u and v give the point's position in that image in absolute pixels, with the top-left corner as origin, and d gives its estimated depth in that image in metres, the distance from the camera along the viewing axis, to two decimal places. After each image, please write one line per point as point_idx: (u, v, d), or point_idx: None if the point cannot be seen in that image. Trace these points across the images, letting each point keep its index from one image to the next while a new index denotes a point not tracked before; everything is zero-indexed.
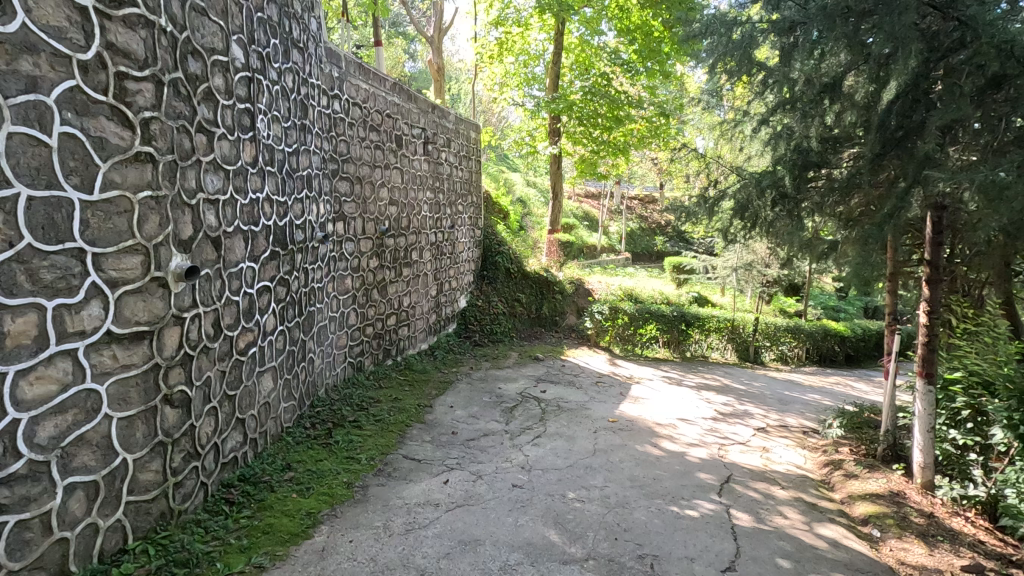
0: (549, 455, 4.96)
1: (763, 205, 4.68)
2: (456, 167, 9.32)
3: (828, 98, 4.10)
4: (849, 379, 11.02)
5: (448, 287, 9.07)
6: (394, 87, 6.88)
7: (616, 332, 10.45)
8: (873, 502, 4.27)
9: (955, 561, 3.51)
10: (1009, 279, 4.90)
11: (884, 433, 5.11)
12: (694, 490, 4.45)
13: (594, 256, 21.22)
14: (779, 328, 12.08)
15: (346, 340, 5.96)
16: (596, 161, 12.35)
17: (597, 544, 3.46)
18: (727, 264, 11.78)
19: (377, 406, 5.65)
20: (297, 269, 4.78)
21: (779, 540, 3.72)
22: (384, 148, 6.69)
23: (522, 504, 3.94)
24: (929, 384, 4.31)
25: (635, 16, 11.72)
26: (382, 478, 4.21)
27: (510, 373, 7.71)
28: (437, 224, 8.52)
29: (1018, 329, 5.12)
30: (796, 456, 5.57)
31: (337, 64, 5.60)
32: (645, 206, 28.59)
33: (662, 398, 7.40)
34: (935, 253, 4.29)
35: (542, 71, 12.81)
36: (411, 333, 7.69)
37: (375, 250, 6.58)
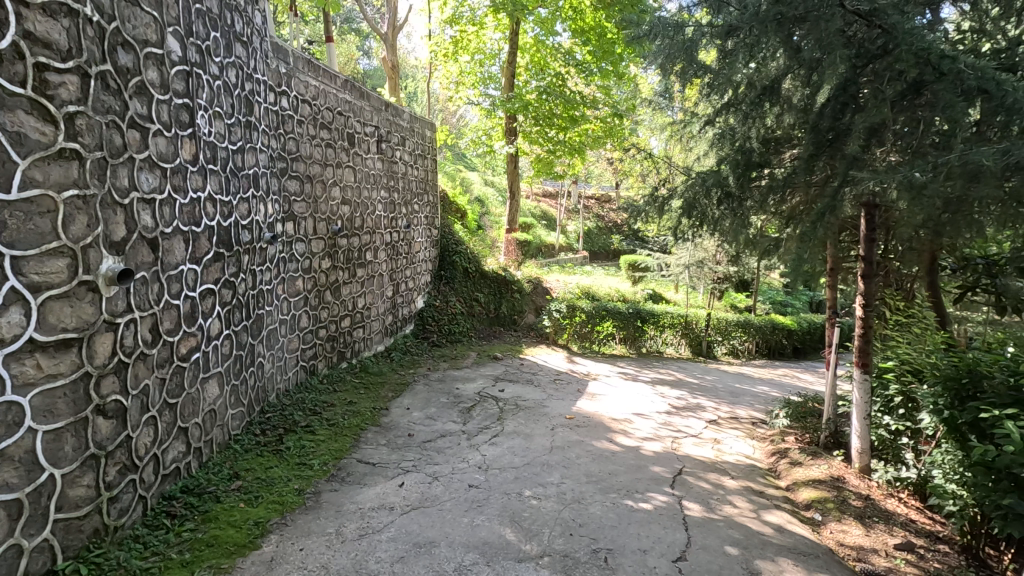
0: (506, 454, 4.96)
1: (709, 204, 4.83)
2: (411, 167, 9.21)
3: (766, 100, 4.26)
4: (796, 371, 11.47)
5: (405, 288, 8.96)
6: (345, 84, 6.74)
7: (573, 330, 10.57)
8: (815, 488, 4.47)
9: (889, 539, 3.70)
10: (935, 273, 5.21)
11: (826, 421, 5.35)
12: (648, 483, 4.54)
13: (552, 255, 21.42)
14: (730, 323, 12.48)
15: (298, 343, 5.81)
16: (552, 160, 12.45)
17: (552, 540, 3.49)
18: (680, 262, 12.09)
19: (331, 411, 5.53)
20: (243, 271, 4.62)
21: (728, 529, 3.85)
22: (335, 147, 6.54)
23: (479, 504, 3.93)
24: (865, 373, 4.55)
25: (589, 17, 11.86)
26: (335, 483, 4.12)
27: (468, 373, 7.68)
28: (392, 223, 8.40)
29: (944, 319, 5.46)
30: (746, 446, 5.76)
31: (284, 59, 5.42)
32: (601, 205, 29.07)
33: (618, 393, 7.51)
34: (869, 249, 4.52)
35: (498, 71, 12.81)
36: (366, 334, 7.56)
37: (327, 251, 6.42)
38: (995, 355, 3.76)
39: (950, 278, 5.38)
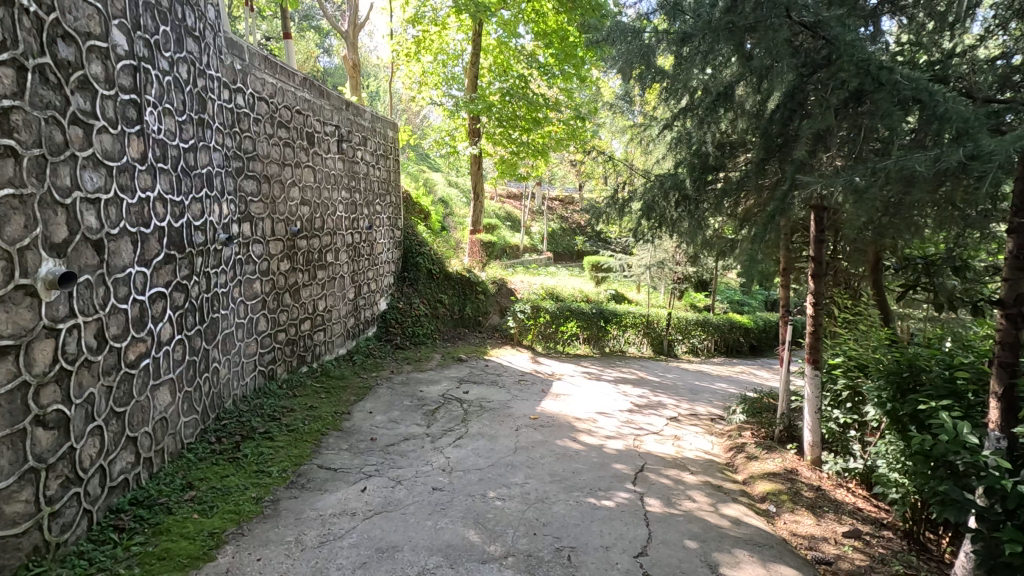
0: (470, 455, 4.95)
1: (667, 207, 4.95)
2: (373, 167, 9.09)
3: (721, 106, 4.38)
4: (753, 368, 11.86)
5: (367, 289, 8.83)
6: (304, 82, 6.60)
7: (538, 330, 10.65)
8: (770, 480, 4.63)
9: (837, 528, 3.87)
10: (878, 273, 5.48)
11: (780, 416, 5.55)
12: (610, 480, 4.61)
13: (516, 256, 21.51)
14: (690, 322, 12.80)
15: (255, 347, 5.65)
16: (516, 161, 12.51)
17: (516, 540, 3.50)
18: (641, 262, 12.32)
19: (290, 416, 5.40)
20: (197, 273, 4.46)
21: (687, 523, 3.94)
22: (294, 146, 6.39)
23: (442, 506, 3.91)
24: (815, 369, 4.74)
25: (552, 20, 11.94)
26: (294, 490, 4.03)
27: (433, 376, 7.63)
28: (354, 224, 8.26)
29: (887, 316, 5.74)
30: (705, 442, 5.92)
31: (239, 55, 5.27)
32: (565, 206, 29.34)
33: (582, 393, 7.60)
34: (819, 249, 4.70)
35: (461, 71, 12.77)
36: (327, 337, 7.41)
37: (286, 253, 6.27)
38: (933, 350, 3.98)
39: (893, 277, 5.67)
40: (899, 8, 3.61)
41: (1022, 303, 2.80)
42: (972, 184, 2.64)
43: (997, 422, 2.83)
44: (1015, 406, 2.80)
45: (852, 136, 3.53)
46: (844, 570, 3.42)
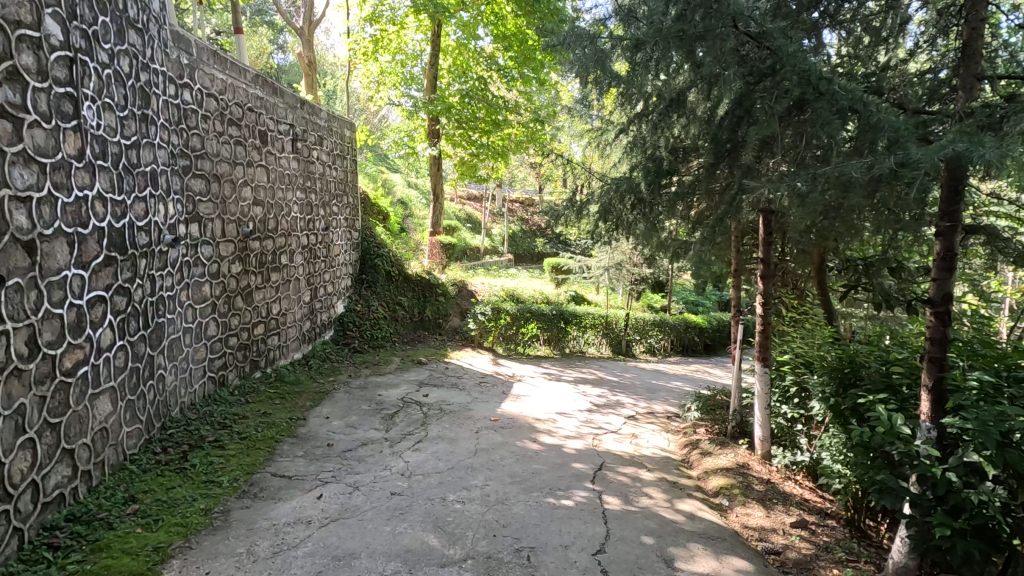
0: (429, 459, 4.91)
1: (624, 209, 5.06)
2: (329, 167, 8.90)
3: (674, 112, 4.50)
4: (707, 366, 12.23)
5: (323, 292, 8.63)
6: (256, 79, 6.41)
7: (498, 332, 10.68)
8: (723, 475, 4.78)
9: (786, 519, 4.02)
10: (822, 273, 5.75)
11: (733, 413, 5.74)
12: (570, 480, 4.65)
13: (477, 258, 21.48)
14: (648, 322, 13.11)
15: (204, 352, 5.43)
16: (476, 163, 12.50)
17: (476, 543, 3.49)
18: (600, 263, 12.51)
19: (242, 424, 5.21)
20: (140, 276, 4.26)
21: (644, 519, 4.03)
22: (246, 144, 6.19)
23: (401, 511, 3.87)
24: (764, 366, 4.92)
25: (511, 24, 12.00)
26: (246, 500, 3.89)
27: (392, 379, 7.53)
28: (310, 225, 8.08)
29: (831, 315, 6.02)
30: (661, 439, 6.06)
31: (185, 49, 5.06)
32: (526, 208, 29.52)
33: (543, 394, 7.65)
34: (767, 252, 4.88)
35: (420, 72, 12.67)
36: (282, 342, 7.20)
37: (238, 254, 6.07)
38: (872, 347, 4.19)
39: (836, 278, 5.96)
40: (838, 22, 3.79)
41: (949, 301, 2.99)
42: (904, 189, 2.80)
43: (928, 413, 3.01)
44: (944, 399, 2.99)
45: (796, 143, 3.70)
46: (791, 559, 3.56)
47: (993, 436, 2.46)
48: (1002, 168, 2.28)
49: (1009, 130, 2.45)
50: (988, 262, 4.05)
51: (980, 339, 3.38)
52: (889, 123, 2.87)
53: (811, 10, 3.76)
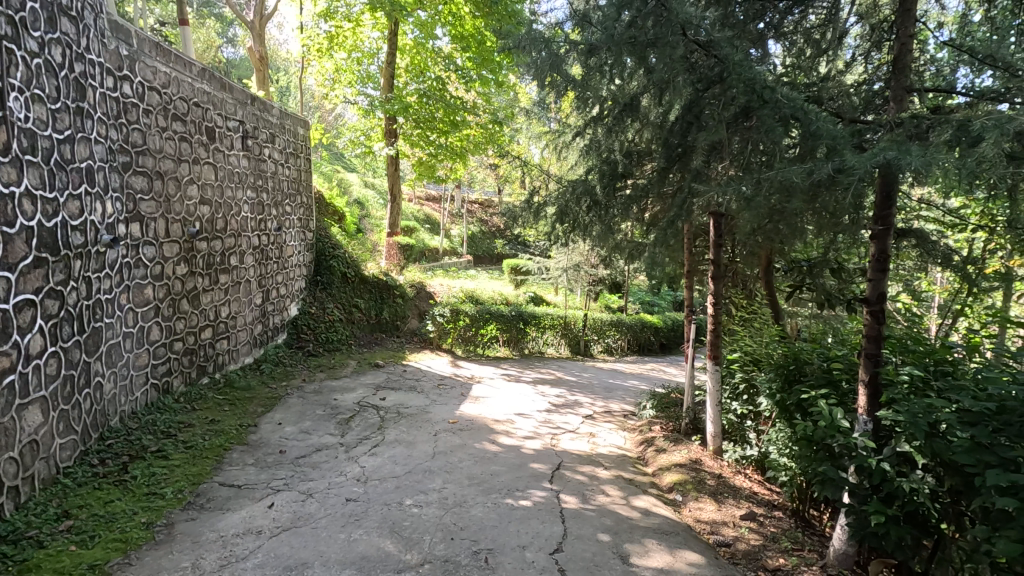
0: (386, 463, 4.84)
1: (580, 211, 5.12)
2: (282, 166, 8.65)
3: (628, 116, 4.59)
4: (662, 365, 12.55)
5: (276, 294, 8.37)
6: (202, 73, 6.17)
7: (457, 333, 10.63)
8: (677, 471, 4.91)
9: (735, 511, 4.15)
10: (770, 274, 5.98)
11: (686, 410, 5.90)
12: (527, 480, 4.67)
13: (436, 259, 21.31)
14: (605, 322, 13.35)
15: (147, 358, 5.17)
16: (434, 164, 12.39)
17: (433, 547, 3.46)
18: (559, 265, 12.62)
19: (187, 432, 4.99)
20: (75, 279, 4.02)
21: (601, 517, 4.09)
22: (192, 141, 5.94)
23: (357, 517, 3.79)
24: (715, 364, 5.07)
25: (469, 24, 11.95)
26: (191, 512, 3.73)
27: (348, 383, 7.38)
28: (261, 225, 7.83)
29: (778, 314, 6.27)
30: (618, 438, 6.17)
31: (125, 40, 4.81)
32: (485, 209, 29.52)
33: (502, 395, 7.65)
34: (718, 253, 5.03)
35: (377, 70, 12.47)
36: (231, 346, 6.94)
37: (183, 255, 5.81)
38: (814, 345, 4.38)
39: (782, 279, 6.21)
40: (782, 34, 3.94)
41: (882, 300, 3.17)
42: (841, 194, 2.95)
43: (865, 406, 3.17)
44: (878, 392, 3.16)
45: (742, 149, 3.83)
46: (740, 550, 3.68)
47: (922, 426, 2.61)
48: (930, 174, 2.42)
49: (934, 139, 2.61)
50: (918, 263, 4.31)
51: (911, 335, 3.58)
52: (827, 131, 3.01)
53: (757, 20, 3.88)
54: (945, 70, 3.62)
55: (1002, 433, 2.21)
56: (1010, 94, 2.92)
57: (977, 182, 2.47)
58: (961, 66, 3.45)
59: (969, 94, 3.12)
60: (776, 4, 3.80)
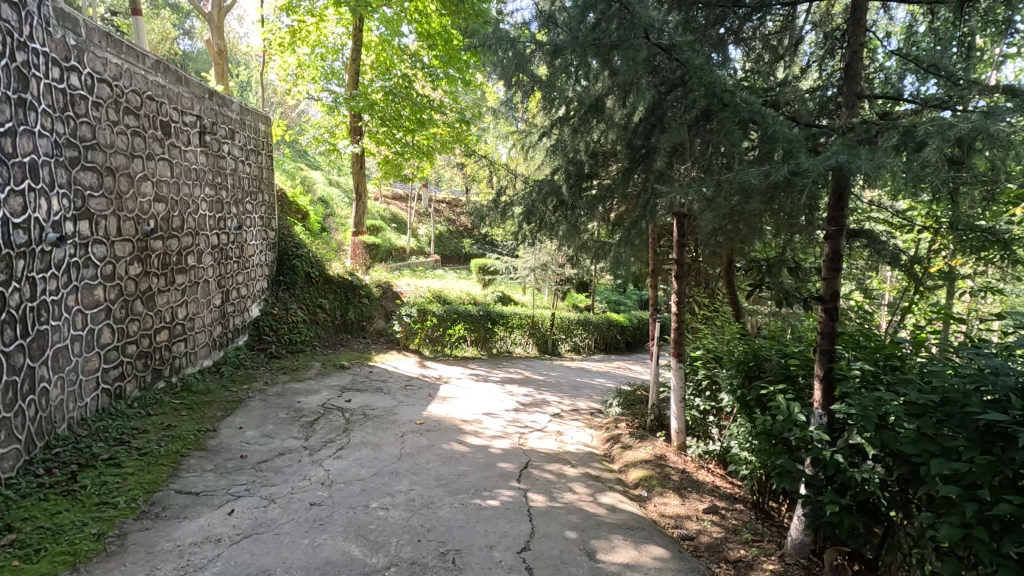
0: (352, 466, 4.76)
1: (546, 211, 5.15)
2: (242, 162, 8.41)
3: (593, 117, 4.64)
4: (628, 363, 12.75)
5: (237, 295, 8.14)
6: (156, 65, 5.94)
7: (425, 334, 10.56)
8: (642, 467, 4.99)
9: (699, 505, 4.25)
10: (731, 274, 6.14)
11: (652, 407, 6.00)
12: (495, 479, 4.67)
13: (403, 258, 21.10)
14: (572, 321, 13.48)
15: (97, 362, 4.95)
16: (400, 162, 12.27)
17: (400, 549, 3.42)
18: (527, 265, 12.68)
19: (142, 438, 4.80)
20: (17, 279, 3.81)
21: (568, 514, 4.12)
22: (145, 136, 5.71)
23: (321, 522, 3.71)
24: (679, 361, 5.18)
25: (436, 22, 11.85)
26: (146, 521, 3.59)
27: (312, 385, 7.24)
28: (220, 224, 7.60)
29: (738, 312, 6.44)
30: (585, 436, 6.23)
31: (72, 29, 4.59)
32: (453, 209, 29.40)
33: (470, 395, 7.63)
34: (681, 253, 5.14)
35: (341, 66, 12.27)
36: (189, 349, 6.70)
37: (137, 255, 5.59)
38: (773, 342, 4.52)
39: (742, 278, 6.38)
40: (742, 39, 4.03)
41: (836, 298, 3.30)
42: (796, 196, 3.05)
43: (820, 400, 3.29)
44: (833, 386, 3.27)
45: (703, 151, 3.92)
46: (703, 543, 3.77)
47: (872, 418, 2.73)
48: (879, 177, 2.53)
49: (882, 144, 2.73)
50: (869, 263, 4.49)
51: (863, 331, 3.73)
52: (784, 134, 3.11)
53: (718, 25, 3.96)
54: (893, 78, 3.78)
55: (944, 424, 2.32)
56: (951, 102, 3.08)
57: (922, 185, 2.58)
58: (908, 74, 3.61)
59: (915, 101, 3.26)
60: (736, 9, 3.88)
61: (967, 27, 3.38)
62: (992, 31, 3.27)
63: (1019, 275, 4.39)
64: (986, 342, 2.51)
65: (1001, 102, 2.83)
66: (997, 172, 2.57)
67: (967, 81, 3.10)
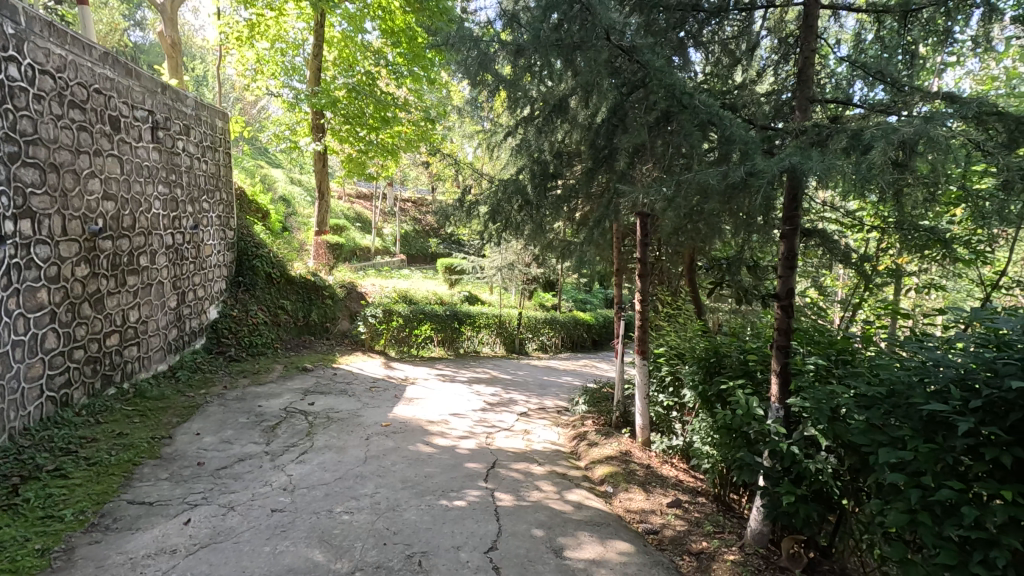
0: (315, 470, 4.67)
1: (511, 210, 5.17)
2: (198, 159, 8.12)
3: (557, 117, 4.67)
4: (595, 361, 12.90)
5: (193, 296, 7.86)
6: (104, 57, 5.68)
7: (390, 334, 10.43)
8: (608, 464, 5.05)
9: (663, 499, 4.33)
10: (692, 272, 6.28)
11: (617, 404, 6.09)
12: (462, 480, 4.65)
13: (368, 258, 20.81)
14: (539, 320, 13.56)
15: (41, 369, 4.69)
16: (364, 161, 12.09)
17: (365, 553, 3.37)
18: (493, 264, 12.67)
19: (91, 448, 4.58)
20: None
21: (535, 513, 4.14)
22: (92, 130, 5.46)
23: (283, 528, 3.63)
24: (642, 358, 5.26)
25: (400, 19, 11.68)
26: (95, 534, 3.43)
27: (274, 389, 7.06)
28: (175, 223, 7.33)
29: (700, 309, 6.59)
30: (551, 434, 6.27)
31: (12, 17, 4.34)
32: (419, 208, 29.17)
33: (436, 396, 7.57)
34: (644, 252, 5.22)
35: (302, 62, 12.00)
36: (142, 353, 6.43)
37: (84, 256, 5.33)
38: (732, 338, 4.64)
39: (703, 276, 6.54)
40: (701, 43, 4.10)
41: (791, 295, 3.41)
42: (752, 197, 3.15)
43: (777, 394, 3.39)
44: (789, 380, 3.38)
45: (663, 152, 4.00)
46: (667, 537, 3.84)
47: (824, 410, 2.83)
48: (829, 178, 2.63)
49: (832, 146, 2.83)
50: (822, 261, 4.66)
51: (817, 327, 3.86)
52: (740, 136, 3.18)
53: (679, 29, 4.03)
54: (843, 84, 3.92)
55: (891, 414, 2.42)
56: (896, 108, 3.21)
57: (870, 186, 2.70)
58: (858, 81, 3.75)
59: (864, 106, 3.40)
60: (695, 13, 3.93)
61: (911, 36, 3.50)
62: (933, 40, 3.43)
63: (959, 272, 4.65)
64: (929, 335, 2.64)
65: (941, 108, 2.95)
66: (937, 174, 2.71)
67: (910, 87, 3.24)
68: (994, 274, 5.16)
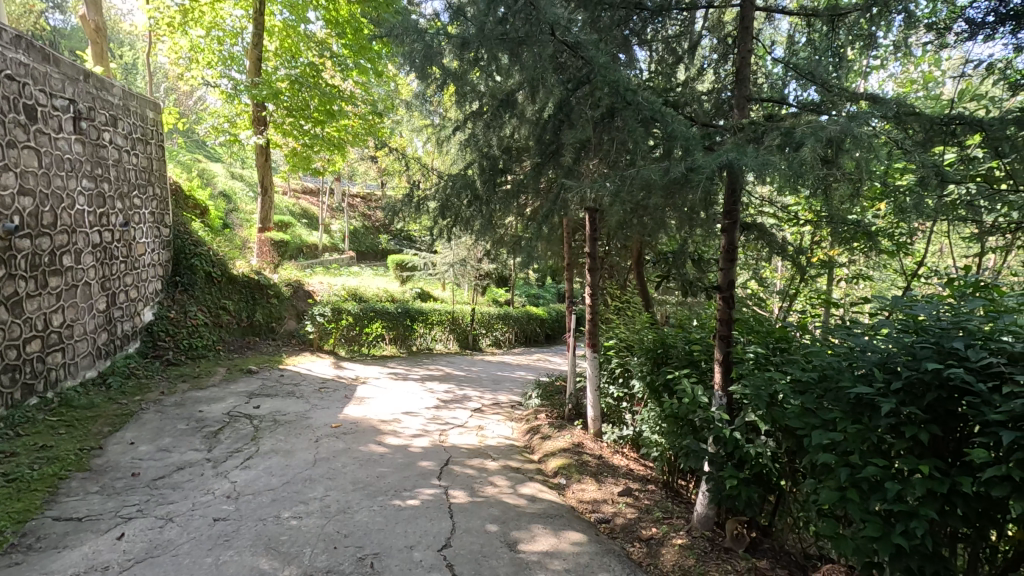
0: (261, 476, 4.50)
1: (461, 205, 5.14)
2: (127, 152, 7.65)
3: (505, 112, 4.67)
4: (547, 355, 13.04)
5: (125, 298, 7.41)
6: (16, 40, 5.24)
7: (340, 333, 10.19)
8: (561, 456, 5.12)
9: (614, 489, 4.42)
10: (640, 266, 6.43)
11: (569, 397, 6.16)
12: (415, 479, 4.60)
13: (315, 256, 20.27)
14: (492, 316, 13.59)
15: None
16: (309, 155, 11.74)
17: (314, 558, 3.28)
18: (445, 260, 12.58)
19: (10, 462, 4.25)
20: None
21: (489, 508, 4.15)
22: (4, 120, 5.04)
23: (226, 538, 3.48)
24: (592, 351, 5.35)
25: (344, 9, 11.38)
26: (16, 555, 3.19)
27: (216, 393, 6.77)
28: (103, 220, 6.89)
29: (648, 302, 6.75)
30: (505, 429, 6.29)
31: None
32: (369, 204, 28.60)
33: (388, 395, 7.45)
34: (592, 246, 5.30)
35: (241, 51, 11.51)
36: (67, 360, 6.01)
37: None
38: (678, 330, 4.78)
39: (651, 270, 6.70)
40: (645, 40, 4.18)
41: (731, 287, 3.55)
42: (694, 193, 3.24)
43: (719, 382, 3.51)
44: (730, 368, 3.51)
45: (608, 148, 4.07)
46: (618, 525, 3.93)
47: (763, 397, 2.96)
48: (765, 174, 2.74)
49: (768, 143, 2.95)
50: (761, 254, 4.85)
51: (755, 317, 4.02)
52: (681, 133, 3.25)
53: (623, 26, 4.09)
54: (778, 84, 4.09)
55: (823, 398, 2.56)
56: (825, 107, 3.37)
57: (802, 183, 2.82)
58: (792, 81, 3.89)
59: (797, 106, 3.55)
60: (639, 11, 4.00)
61: (839, 39, 3.73)
62: (860, 44, 3.60)
63: (883, 262, 4.96)
64: (856, 323, 2.79)
65: (866, 108, 3.20)
66: (863, 171, 2.86)
67: (838, 88, 3.42)
68: (914, 264, 5.52)
